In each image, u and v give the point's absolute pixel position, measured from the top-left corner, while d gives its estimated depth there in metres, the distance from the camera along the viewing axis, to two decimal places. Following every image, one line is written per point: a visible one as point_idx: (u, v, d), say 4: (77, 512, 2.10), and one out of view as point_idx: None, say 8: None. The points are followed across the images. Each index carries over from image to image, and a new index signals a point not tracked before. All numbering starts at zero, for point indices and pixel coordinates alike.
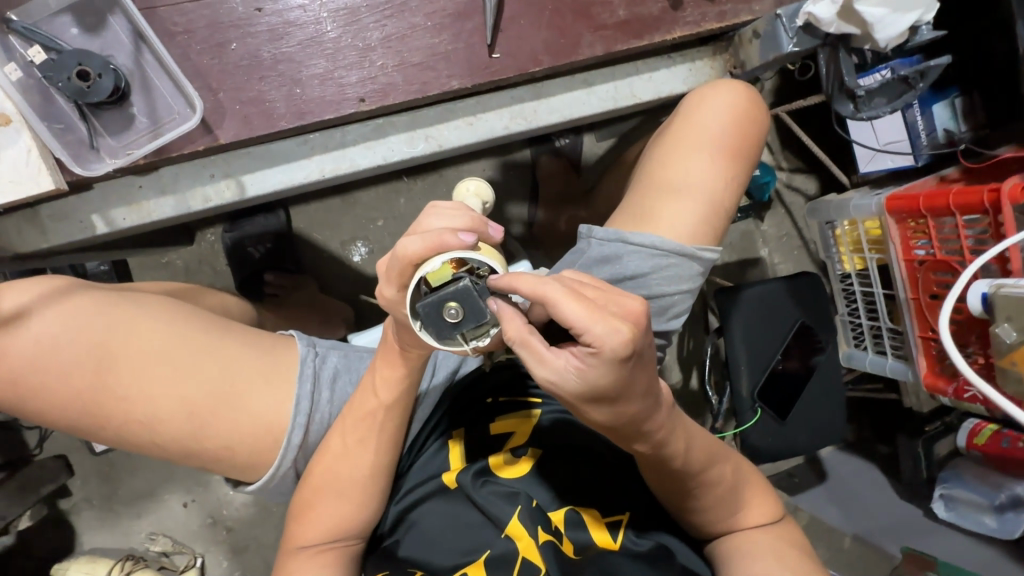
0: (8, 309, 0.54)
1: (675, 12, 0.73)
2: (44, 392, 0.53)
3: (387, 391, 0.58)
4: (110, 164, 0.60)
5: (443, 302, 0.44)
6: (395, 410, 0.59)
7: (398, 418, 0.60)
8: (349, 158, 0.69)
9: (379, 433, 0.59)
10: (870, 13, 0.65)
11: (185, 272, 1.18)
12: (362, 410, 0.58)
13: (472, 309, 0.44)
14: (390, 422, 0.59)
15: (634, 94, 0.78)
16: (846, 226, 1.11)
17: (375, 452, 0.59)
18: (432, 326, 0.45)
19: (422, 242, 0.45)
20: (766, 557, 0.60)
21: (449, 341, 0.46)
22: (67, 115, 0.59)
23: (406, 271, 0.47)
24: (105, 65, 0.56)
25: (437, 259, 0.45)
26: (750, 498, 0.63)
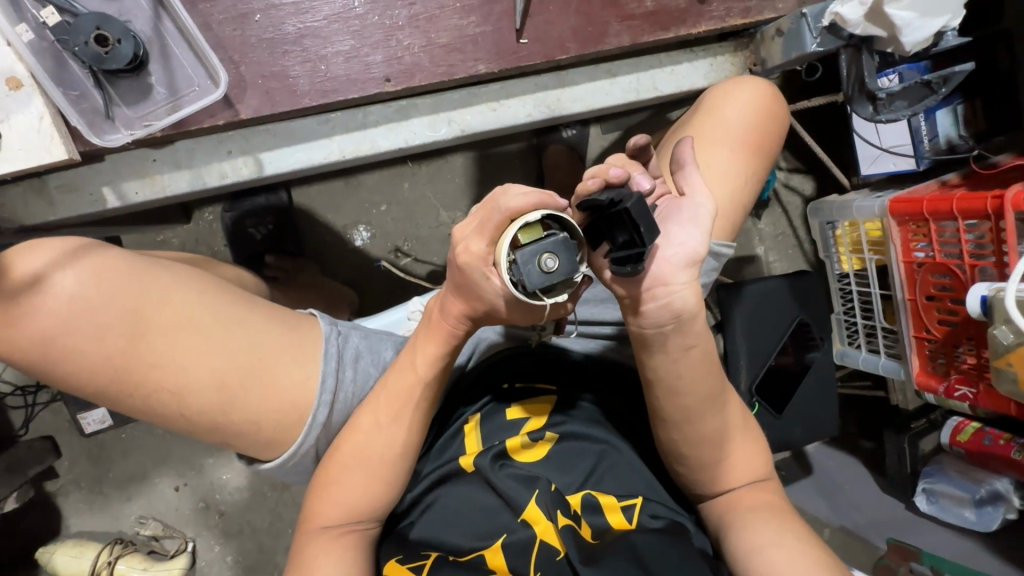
0: (21, 276, 0.51)
1: (701, 5, 0.73)
2: (61, 367, 0.52)
3: (426, 366, 0.57)
4: (126, 135, 0.58)
5: (541, 253, 0.45)
6: (429, 389, 0.59)
7: (428, 400, 0.59)
8: (369, 139, 0.67)
9: (411, 412, 0.59)
10: (899, 16, 0.66)
11: (182, 251, 1.15)
12: (400, 387, 0.58)
13: (568, 263, 0.45)
14: (420, 404, 0.59)
15: (655, 87, 0.77)
16: (846, 228, 1.14)
17: (405, 433, 0.59)
18: (525, 275, 0.45)
19: (528, 199, 0.45)
20: (761, 517, 0.61)
21: (533, 294, 0.46)
22: (82, 82, 0.57)
23: (500, 224, 0.46)
24: (124, 30, 0.54)
25: (535, 213, 0.46)
26: (740, 460, 0.64)
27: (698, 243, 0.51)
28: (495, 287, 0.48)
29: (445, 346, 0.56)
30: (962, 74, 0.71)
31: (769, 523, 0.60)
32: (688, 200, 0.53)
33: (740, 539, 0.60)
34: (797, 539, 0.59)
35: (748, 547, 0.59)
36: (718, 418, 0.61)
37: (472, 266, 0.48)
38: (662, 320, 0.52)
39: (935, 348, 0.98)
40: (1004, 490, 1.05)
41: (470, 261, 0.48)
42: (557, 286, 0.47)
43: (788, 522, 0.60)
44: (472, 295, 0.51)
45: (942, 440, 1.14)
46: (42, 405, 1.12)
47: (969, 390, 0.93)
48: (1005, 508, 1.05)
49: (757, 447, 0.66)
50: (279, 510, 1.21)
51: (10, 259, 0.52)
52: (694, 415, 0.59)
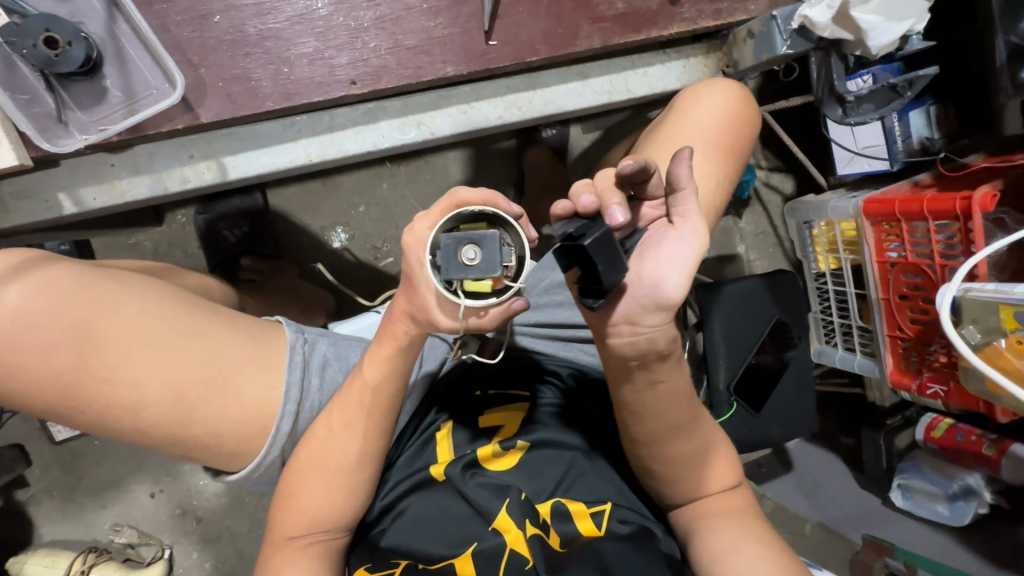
0: None
1: (672, 7, 0.73)
2: (13, 381, 0.50)
3: (383, 376, 0.56)
4: (80, 140, 0.56)
5: (463, 243, 0.45)
6: (383, 394, 0.57)
7: (387, 405, 0.58)
8: (337, 143, 0.66)
9: (365, 419, 0.58)
10: (865, 20, 0.66)
11: (154, 254, 1.13)
12: (360, 397, 0.57)
13: (486, 261, 0.45)
14: (381, 411, 0.58)
15: (628, 89, 0.77)
16: (823, 227, 1.14)
17: (361, 439, 0.58)
18: (444, 261, 0.45)
19: (477, 194, 0.46)
20: (727, 526, 0.61)
21: (445, 283, 0.46)
22: (34, 86, 0.55)
23: (445, 210, 0.47)
24: (75, 32, 0.52)
25: (479, 210, 0.46)
26: (716, 470, 0.64)
27: (674, 288, 0.49)
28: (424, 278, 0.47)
29: (399, 352, 0.55)
30: (925, 79, 0.72)
31: (737, 530, 0.60)
32: (676, 234, 0.50)
33: (705, 546, 0.60)
34: (762, 545, 0.59)
35: (712, 554, 0.59)
36: (694, 427, 0.60)
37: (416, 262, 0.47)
38: (646, 352, 0.53)
39: (908, 347, 0.99)
40: (975, 485, 1.07)
41: (409, 244, 0.47)
42: (478, 289, 0.46)
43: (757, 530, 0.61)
44: (412, 290, 0.49)
45: (916, 437, 1.16)
46: (11, 413, 1.10)
47: (940, 387, 0.94)
48: (976, 502, 1.06)
49: (730, 459, 0.65)
50: (258, 516, 1.19)
51: None
52: (663, 421, 0.59)
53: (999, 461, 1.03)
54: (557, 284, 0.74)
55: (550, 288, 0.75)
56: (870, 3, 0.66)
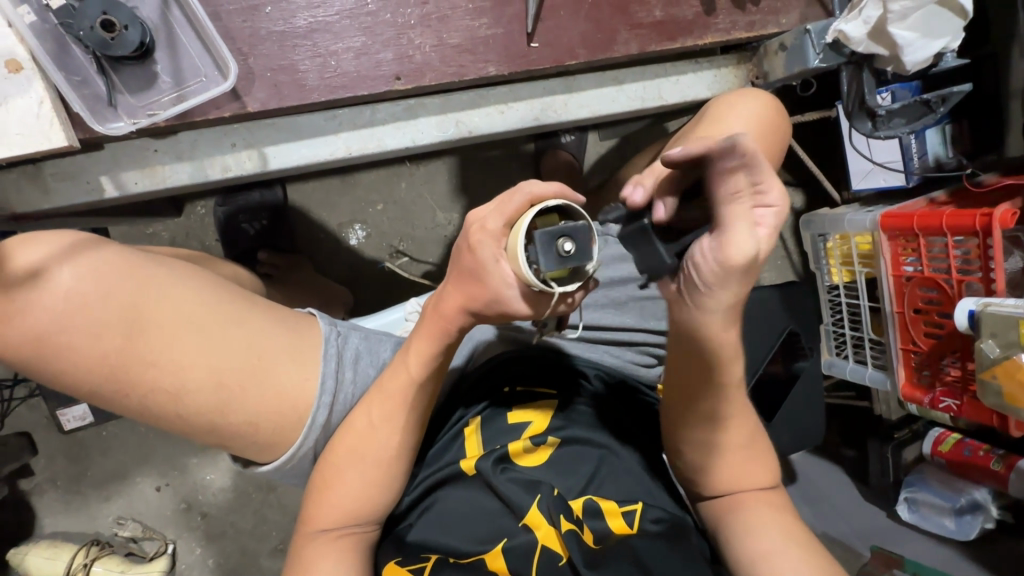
0: (20, 267, 0.49)
1: (707, 18, 0.75)
2: (53, 362, 0.50)
3: (419, 365, 0.56)
4: (129, 124, 0.56)
5: (559, 236, 0.44)
6: (427, 387, 0.58)
7: (422, 398, 0.58)
8: (377, 137, 0.66)
9: (405, 415, 0.58)
10: (902, 36, 0.66)
11: (171, 244, 1.12)
12: (394, 388, 0.57)
13: (583, 250, 0.45)
14: (417, 405, 0.58)
15: (661, 96, 0.78)
16: (837, 240, 1.16)
17: (395, 431, 0.58)
18: (542, 257, 0.44)
19: (550, 188, 0.46)
20: (767, 528, 0.61)
21: (542, 279, 0.45)
22: (84, 67, 0.54)
23: (520, 208, 0.45)
24: (132, 16, 0.52)
25: (555, 203, 0.46)
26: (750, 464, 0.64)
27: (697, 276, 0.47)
28: (504, 275, 0.47)
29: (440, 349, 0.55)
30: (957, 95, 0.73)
31: (775, 534, 0.60)
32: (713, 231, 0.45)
33: (746, 548, 0.61)
34: (803, 548, 0.59)
35: (753, 556, 0.60)
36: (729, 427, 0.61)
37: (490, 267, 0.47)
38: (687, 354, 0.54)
39: (921, 360, 1.00)
40: (983, 501, 1.08)
41: (483, 240, 0.47)
42: (562, 280, 0.46)
43: (790, 533, 0.61)
44: (475, 284, 0.49)
45: (924, 451, 1.17)
46: (20, 400, 1.08)
47: (953, 401, 0.95)
48: (982, 517, 1.08)
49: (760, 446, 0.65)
50: (264, 512, 1.18)
51: (11, 250, 0.50)
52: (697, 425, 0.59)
53: (1006, 476, 1.04)
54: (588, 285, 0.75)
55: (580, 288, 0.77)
56: (908, 20, 0.66)
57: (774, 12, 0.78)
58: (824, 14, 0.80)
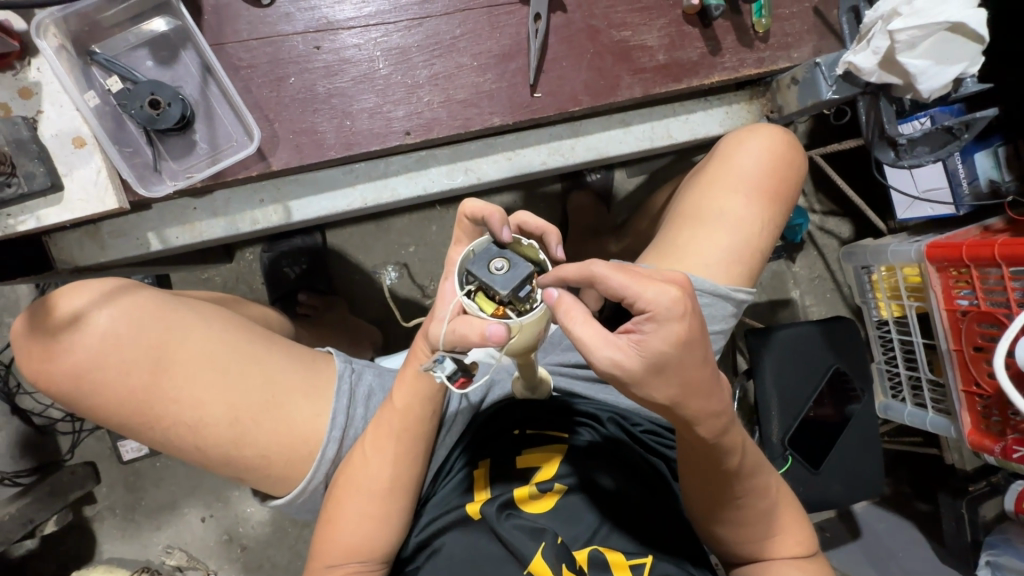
0: (65, 313, 0.57)
1: (713, 58, 0.76)
2: (91, 398, 0.57)
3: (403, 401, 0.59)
4: (170, 186, 0.63)
5: (501, 257, 0.46)
6: (415, 421, 0.59)
7: (419, 430, 0.60)
8: (390, 188, 0.71)
9: (396, 443, 0.60)
10: (912, 65, 0.60)
11: (223, 288, 1.22)
12: (391, 423, 0.59)
13: (508, 280, 0.45)
14: (413, 438, 0.60)
15: (670, 135, 0.79)
16: (883, 272, 1.08)
17: (393, 466, 0.60)
18: (474, 260, 0.47)
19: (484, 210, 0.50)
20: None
21: (465, 279, 0.48)
22: (136, 139, 0.62)
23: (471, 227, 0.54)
24: (175, 95, 0.60)
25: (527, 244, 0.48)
26: (776, 518, 0.62)
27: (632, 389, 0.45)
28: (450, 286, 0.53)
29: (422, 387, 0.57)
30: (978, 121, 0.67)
31: None
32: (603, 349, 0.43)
33: None
34: None
35: None
36: (749, 476, 0.57)
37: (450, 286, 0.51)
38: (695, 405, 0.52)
39: (988, 404, 0.90)
40: None
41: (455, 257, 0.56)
42: (483, 304, 0.47)
43: None
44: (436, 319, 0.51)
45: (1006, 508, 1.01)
46: (89, 432, 1.19)
47: None
48: None
49: (787, 501, 0.64)
50: (299, 546, 1.21)
51: (57, 298, 0.58)
52: (708, 473, 0.56)
53: None
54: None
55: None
56: (919, 47, 0.60)
57: (785, 46, 0.78)
58: (839, 45, 0.79)
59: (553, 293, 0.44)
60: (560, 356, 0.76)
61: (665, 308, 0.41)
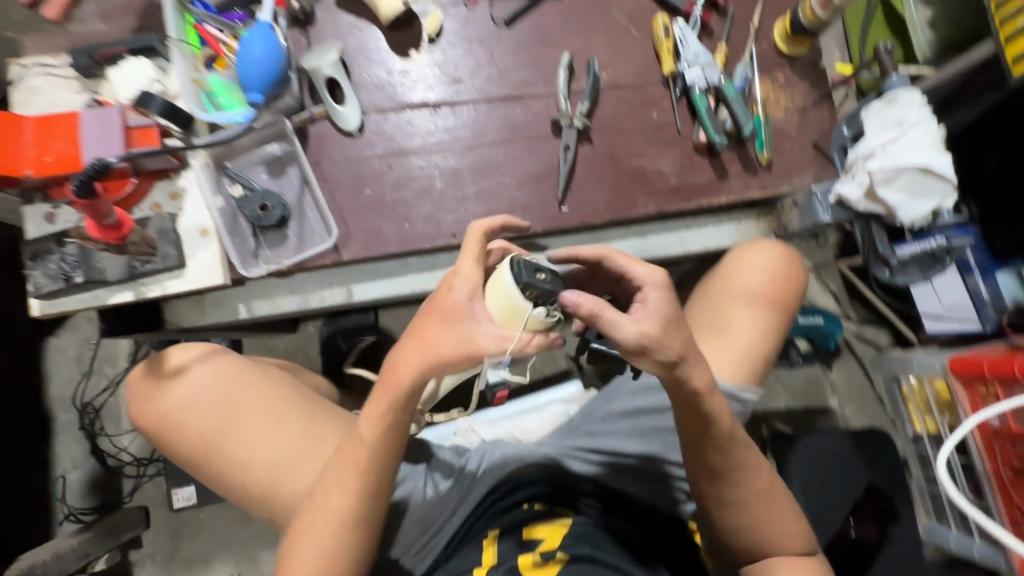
0: (170, 365, 0.71)
1: (721, 182, 0.88)
2: (173, 435, 0.69)
3: (373, 425, 0.63)
4: (264, 268, 0.79)
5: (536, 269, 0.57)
6: (387, 443, 0.64)
7: (391, 443, 0.64)
8: (436, 279, 0.85)
9: (367, 453, 0.64)
10: (891, 197, 0.69)
11: (285, 354, 1.37)
12: (362, 435, 0.64)
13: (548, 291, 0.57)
14: (382, 455, 0.64)
15: (682, 245, 0.90)
16: (912, 384, 1.08)
17: (360, 480, 0.65)
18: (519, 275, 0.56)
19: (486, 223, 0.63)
20: None
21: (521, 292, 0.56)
22: (245, 233, 0.79)
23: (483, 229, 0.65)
24: (280, 201, 0.78)
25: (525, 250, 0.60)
26: None
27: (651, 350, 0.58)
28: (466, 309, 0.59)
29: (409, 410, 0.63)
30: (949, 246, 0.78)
31: None
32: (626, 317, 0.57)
33: None
34: None
35: None
36: None
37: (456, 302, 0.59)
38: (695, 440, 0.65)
39: None
40: None
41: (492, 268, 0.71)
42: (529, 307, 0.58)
43: None
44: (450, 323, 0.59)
45: None
46: (148, 477, 1.30)
47: None
48: None
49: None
50: None
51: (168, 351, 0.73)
52: None
53: None
54: (614, 412, 0.84)
55: (607, 417, 0.84)
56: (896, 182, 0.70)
57: (788, 174, 0.89)
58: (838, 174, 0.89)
59: (572, 297, 0.54)
60: (578, 441, 0.83)
61: (648, 272, 0.58)
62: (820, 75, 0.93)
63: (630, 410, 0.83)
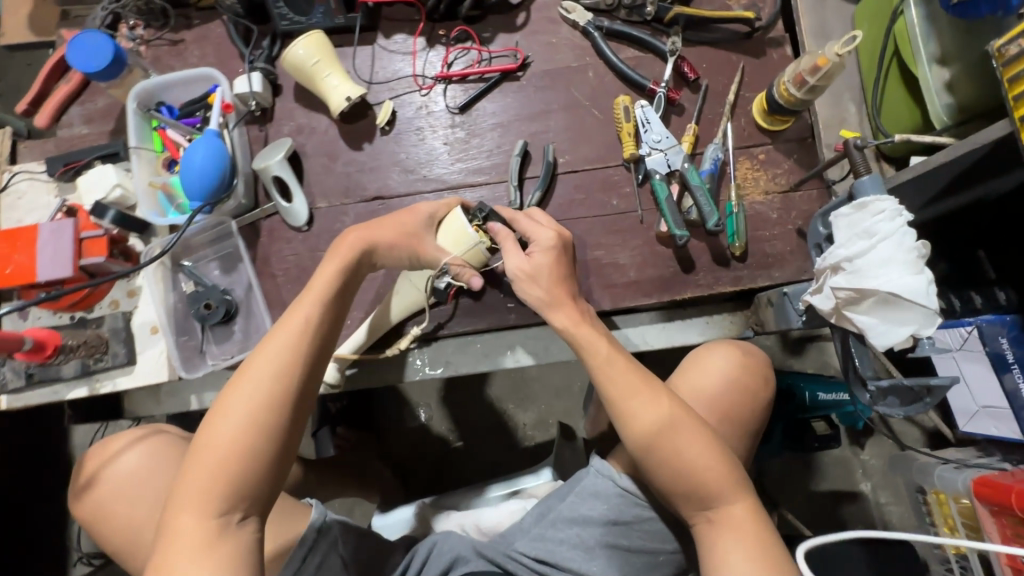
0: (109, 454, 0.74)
1: (686, 275, 0.80)
2: (116, 525, 0.72)
3: (309, 300, 0.63)
4: (209, 365, 0.80)
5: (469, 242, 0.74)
6: (315, 322, 0.62)
7: (321, 330, 0.63)
8: (379, 373, 0.84)
9: (308, 340, 0.62)
10: (857, 321, 0.60)
11: None
12: (288, 329, 0.61)
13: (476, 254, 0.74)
14: (304, 346, 0.61)
15: (645, 341, 0.83)
16: (935, 498, 0.94)
17: (276, 369, 0.59)
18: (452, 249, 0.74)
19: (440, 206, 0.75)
20: None
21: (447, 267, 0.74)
22: (192, 329, 0.81)
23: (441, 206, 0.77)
24: (222, 300, 0.78)
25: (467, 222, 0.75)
26: None
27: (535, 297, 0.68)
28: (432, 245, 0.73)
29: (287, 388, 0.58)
30: (944, 387, 0.56)
31: None
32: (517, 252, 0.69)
33: None
34: None
35: None
36: None
37: (320, 288, 0.64)
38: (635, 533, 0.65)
39: None
40: None
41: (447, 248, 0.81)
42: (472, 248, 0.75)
43: None
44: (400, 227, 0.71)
45: None
46: None
47: None
48: None
49: None
50: None
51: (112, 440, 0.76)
52: None
53: None
54: (563, 519, 0.75)
55: (558, 522, 0.75)
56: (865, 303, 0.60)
57: (765, 266, 0.80)
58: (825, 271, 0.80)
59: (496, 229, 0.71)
60: (527, 546, 0.76)
61: (545, 238, 0.69)
62: (808, 152, 0.83)
63: (570, 519, 0.74)
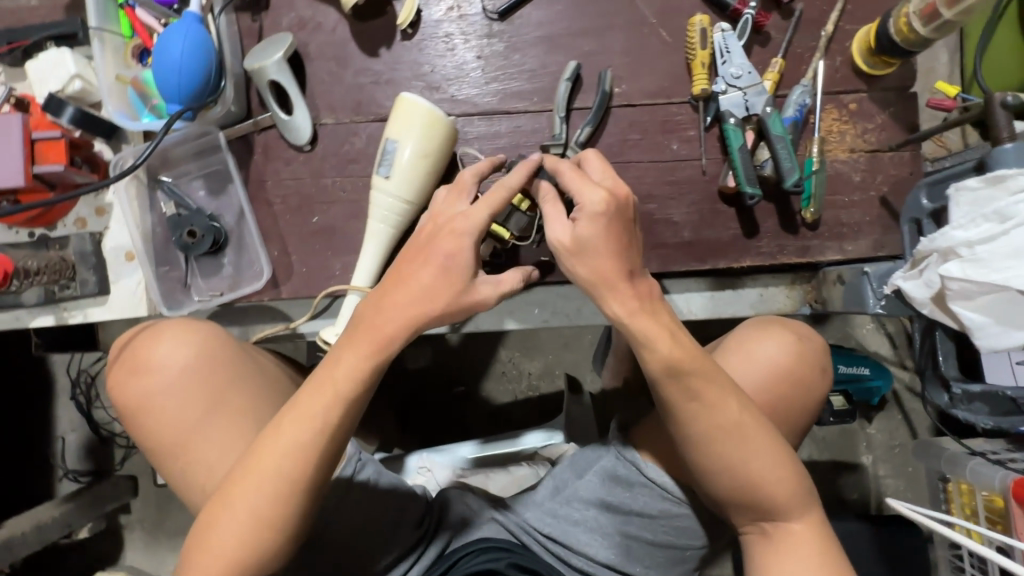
0: (145, 350, 0.60)
1: (748, 240, 0.70)
2: (145, 421, 0.59)
3: (350, 374, 0.51)
4: (195, 303, 0.70)
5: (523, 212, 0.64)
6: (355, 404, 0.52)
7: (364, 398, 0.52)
8: None
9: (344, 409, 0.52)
10: (966, 317, 0.52)
11: None
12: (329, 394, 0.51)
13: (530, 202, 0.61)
14: (340, 424, 0.52)
15: (692, 310, 0.73)
16: (960, 487, 0.90)
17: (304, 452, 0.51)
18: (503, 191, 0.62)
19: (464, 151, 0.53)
20: None
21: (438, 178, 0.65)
22: (173, 259, 0.70)
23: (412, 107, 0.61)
24: (208, 227, 0.67)
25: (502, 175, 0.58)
26: None
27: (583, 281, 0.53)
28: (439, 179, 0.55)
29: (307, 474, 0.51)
30: None
31: None
32: (556, 214, 0.54)
33: None
34: None
35: None
36: None
37: (345, 382, 0.51)
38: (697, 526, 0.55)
39: None
40: None
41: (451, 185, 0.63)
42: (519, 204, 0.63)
43: None
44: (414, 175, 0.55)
45: None
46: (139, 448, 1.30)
47: None
48: None
49: None
50: None
51: (150, 331, 0.61)
52: None
53: None
54: (585, 496, 0.68)
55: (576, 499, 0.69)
56: (978, 298, 0.51)
57: (838, 237, 0.70)
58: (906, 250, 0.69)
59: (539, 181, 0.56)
60: (538, 520, 0.70)
61: (589, 203, 0.51)
62: (908, 105, 0.70)
63: (591, 498, 0.68)
